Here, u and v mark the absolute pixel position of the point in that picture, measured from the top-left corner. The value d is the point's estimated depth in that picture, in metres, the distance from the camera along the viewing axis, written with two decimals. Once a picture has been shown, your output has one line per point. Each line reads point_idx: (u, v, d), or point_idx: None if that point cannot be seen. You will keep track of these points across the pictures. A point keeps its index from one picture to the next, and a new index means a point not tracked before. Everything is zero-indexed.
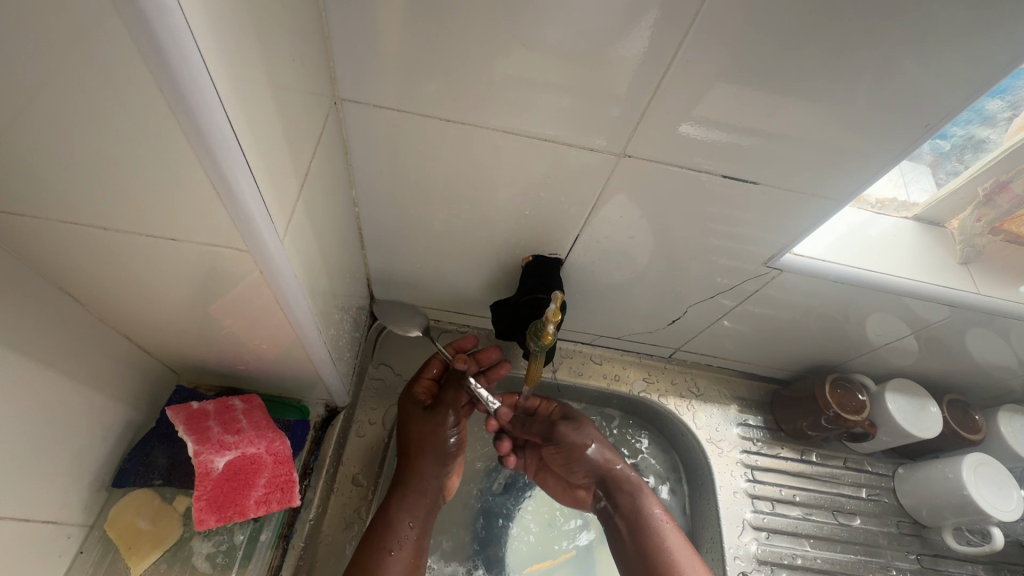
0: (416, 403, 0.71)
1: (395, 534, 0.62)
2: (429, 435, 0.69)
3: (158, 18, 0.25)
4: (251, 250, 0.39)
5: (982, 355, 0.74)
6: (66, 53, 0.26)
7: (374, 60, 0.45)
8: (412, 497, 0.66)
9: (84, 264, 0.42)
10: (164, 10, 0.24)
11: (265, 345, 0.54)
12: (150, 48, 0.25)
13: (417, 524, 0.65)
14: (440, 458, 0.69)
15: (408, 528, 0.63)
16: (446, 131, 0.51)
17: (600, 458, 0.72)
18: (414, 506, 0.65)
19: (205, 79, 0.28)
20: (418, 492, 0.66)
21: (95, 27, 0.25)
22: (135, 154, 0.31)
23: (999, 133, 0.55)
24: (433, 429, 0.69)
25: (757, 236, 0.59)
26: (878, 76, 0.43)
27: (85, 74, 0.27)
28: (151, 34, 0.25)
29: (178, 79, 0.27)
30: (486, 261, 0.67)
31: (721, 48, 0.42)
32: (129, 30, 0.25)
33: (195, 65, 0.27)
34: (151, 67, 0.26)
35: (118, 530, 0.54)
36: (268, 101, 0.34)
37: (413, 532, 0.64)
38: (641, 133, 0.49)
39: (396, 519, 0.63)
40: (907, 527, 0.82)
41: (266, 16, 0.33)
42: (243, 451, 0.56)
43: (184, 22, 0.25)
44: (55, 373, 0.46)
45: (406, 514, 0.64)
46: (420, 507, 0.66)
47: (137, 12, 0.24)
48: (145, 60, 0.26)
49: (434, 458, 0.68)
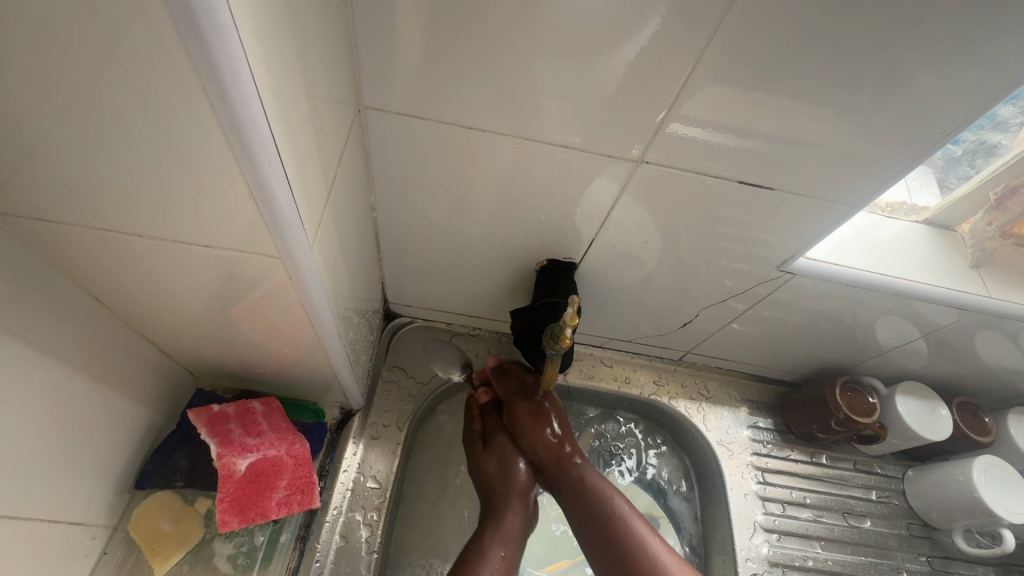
0: (475, 439, 0.73)
1: (490, 560, 0.62)
2: (502, 466, 0.70)
3: (213, 38, 0.25)
4: (281, 256, 0.39)
5: (994, 359, 0.74)
6: (118, 64, 0.26)
7: (398, 68, 0.46)
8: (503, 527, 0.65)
9: (116, 269, 0.43)
10: (220, 30, 0.25)
11: (286, 349, 0.55)
12: (205, 66, 0.26)
13: (509, 552, 0.64)
14: (517, 490, 0.68)
15: (501, 556, 0.63)
16: (465, 137, 0.52)
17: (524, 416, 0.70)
18: (505, 534, 0.65)
19: (251, 88, 0.28)
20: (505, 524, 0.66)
21: (149, 40, 0.25)
22: (176, 163, 0.32)
23: (1010, 138, 0.56)
24: (500, 464, 0.70)
25: (769, 241, 0.60)
26: (895, 82, 0.44)
27: (135, 83, 0.27)
28: (207, 52, 0.26)
29: (224, 88, 0.27)
30: (500, 265, 0.68)
31: (740, 55, 0.43)
32: (183, 42, 0.26)
33: (242, 75, 0.27)
34: (204, 83, 0.27)
35: (141, 531, 0.55)
36: (303, 110, 0.35)
37: (504, 562, 0.63)
38: (659, 139, 0.50)
39: (486, 549, 0.63)
40: (917, 529, 0.82)
41: (301, 26, 0.33)
42: (264, 453, 0.56)
43: (237, 41, 0.26)
44: (84, 375, 0.47)
45: (498, 541, 0.64)
46: (511, 537, 0.65)
47: (195, 31, 0.25)
48: (198, 76, 0.27)
49: (508, 488, 0.68)
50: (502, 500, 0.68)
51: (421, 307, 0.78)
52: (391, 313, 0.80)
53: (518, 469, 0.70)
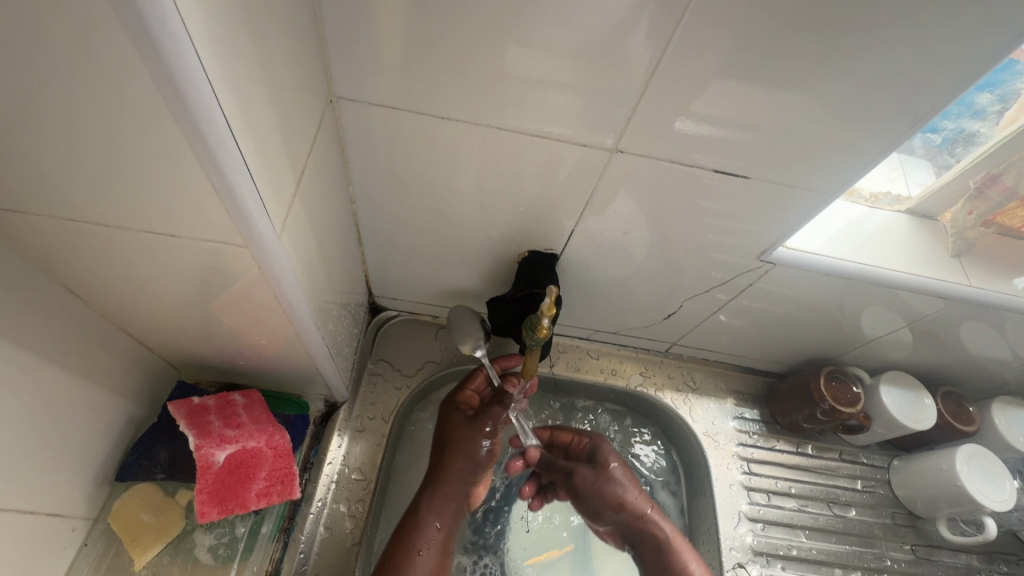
0: (458, 411, 0.73)
1: (424, 535, 0.64)
2: (466, 443, 0.71)
3: (157, 25, 0.25)
4: (249, 247, 0.39)
5: (978, 348, 0.74)
6: (64, 54, 0.26)
7: (370, 59, 0.46)
8: (440, 498, 0.67)
9: (86, 262, 0.43)
10: (163, 16, 0.25)
11: (265, 341, 0.55)
12: (152, 54, 0.26)
13: (444, 524, 0.67)
14: (471, 466, 0.71)
15: (436, 530, 0.65)
16: (440, 127, 0.51)
17: (593, 478, 0.71)
18: (441, 506, 0.67)
19: (200, 73, 0.28)
20: (445, 495, 0.68)
21: (97, 30, 0.25)
22: (136, 154, 0.32)
23: (990, 126, 0.56)
24: (469, 439, 0.71)
25: (750, 231, 0.60)
26: (867, 70, 0.44)
27: (86, 75, 0.27)
28: (152, 40, 0.26)
29: (172, 73, 0.27)
30: (483, 257, 0.68)
31: (711, 42, 0.43)
32: (125, 27, 0.25)
33: (189, 60, 0.27)
34: (152, 72, 0.27)
35: (122, 522, 0.55)
36: (263, 99, 0.35)
37: (438, 533, 0.66)
38: (634, 128, 0.50)
39: (422, 522, 0.65)
40: (902, 518, 0.82)
41: (259, 12, 0.33)
42: (244, 444, 0.57)
43: (181, 27, 0.26)
44: (60, 368, 0.47)
45: (435, 514, 0.66)
46: (447, 509, 0.67)
47: (138, 19, 0.25)
48: (146, 65, 0.27)
49: (466, 465, 0.70)
50: (451, 470, 0.69)
51: (405, 300, 0.78)
52: (377, 306, 0.80)
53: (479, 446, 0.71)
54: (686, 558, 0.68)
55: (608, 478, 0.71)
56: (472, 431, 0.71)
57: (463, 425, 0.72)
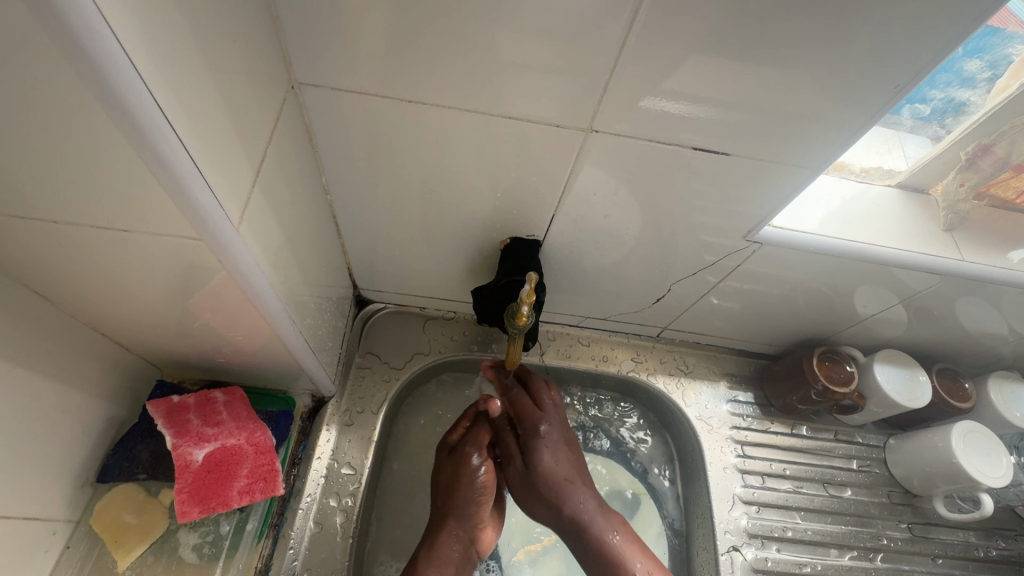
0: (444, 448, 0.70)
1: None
2: (459, 479, 0.66)
3: (76, 21, 0.24)
4: (207, 242, 0.38)
5: (973, 323, 0.73)
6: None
7: (329, 44, 0.44)
8: (439, 552, 0.63)
9: (50, 267, 0.41)
10: (83, 11, 0.24)
11: (242, 338, 0.54)
12: (76, 54, 0.25)
13: None
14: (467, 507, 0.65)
15: None
16: (409, 112, 0.50)
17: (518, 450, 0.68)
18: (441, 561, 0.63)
19: (124, 60, 0.26)
20: (444, 547, 0.64)
21: (18, 31, 0.24)
22: (77, 156, 0.31)
23: (980, 95, 0.54)
24: (455, 476, 0.66)
25: (734, 211, 0.59)
26: (844, 38, 0.42)
27: (4, 76, 0.26)
28: (74, 37, 0.25)
29: (95, 63, 0.26)
30: (464, 246, 0.67)
31: (681, 16, 0.41)
32: (41, 21, 0.24)
33: (112, 48, 0.26)
34: (79, 71, 0.26)
35: (104, 524, 0.55)
36: (205, 85, 0.33)
37: None
38: (608, 107, 0.48)
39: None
40: (899, 496, 0.82)
41: None
42: (222, 442, 0.58)
43: (103, 21, 0.25)
44: (31, 372, 0.46)
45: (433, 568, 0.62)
46: (450, 563, 0.63)
47: (55, 15, 0.24)
48: (72, 66, 0.26)
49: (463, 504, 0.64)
50: (440, 519, 0.65)
51: (391, 292, 0.78)
52: (362, 299, 0.79)
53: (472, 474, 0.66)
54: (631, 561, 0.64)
55: (544, 472, 0.66)
56: (458, 461, 0.67)
57: (449, 462, 0.69)
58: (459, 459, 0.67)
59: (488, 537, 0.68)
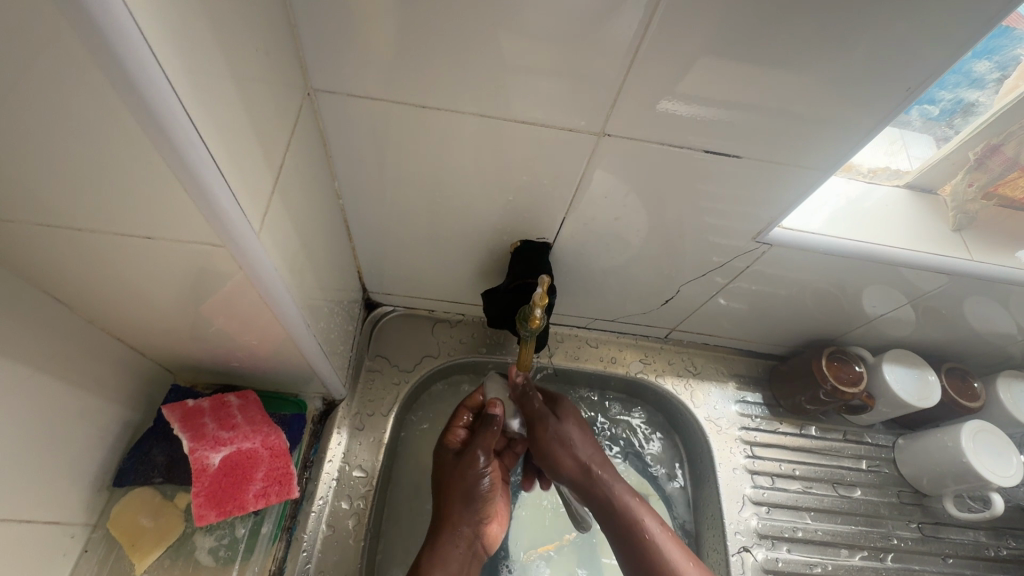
0: (447, 449, 0.71)
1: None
2: (461, 480, 0.67)
3: (111, 31, 0.25)
4: (228, 247, 0.39)
5: (982, 323, 0.73)
6: (14, 66, 0.25)
7: (344, 50, 0.45)
8: (444, 551, 0.64)
9: (70, 273, 0.42)
10: (118, 21, 0.25)
11: (256, 342, 0.55)
12: (110, 63, 0.26)
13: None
14: (472, 504, 0.66)
15: None
16: (422, 117, 0.50)
17: (548, 443, 0.67)
18: (446, 558, 0.64)
19: (155, 68, 0.27)
20: (449, 544, 0.65)
21: (55, 43, 0.25)
22: (104, 162, 0.31)
23: (989, 95, 0.54)
24: (462, 471, 0.67)
25: (743, 212, 0.59)
26: (857, 41, 0.42)
27: (38, 85, 0.26)
28: (109, 48, 0.25)
29: (124, 68, 0.26)
30: (475, 249, 0.67)
31: (695, 20, 0.41)
32: (77, 32, 0.25)
33: (144, 56, 0.26)
34: (113, 81, 0.27)
35: (121, 528, 0.56)
36: (229, 93, 0.34)
37: None
38: (620, 110, 0.49)
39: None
40: (908, 496, 0.82)
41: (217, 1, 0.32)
42: (238, 446, 0.58)
43: (137, 31, 0.26)
44: (50, 377, 0.46)
45: (439, 567, 0.63)
46: (454, 560, 0.64)
47: (92, 27, 0.24)
48: (107, 76, 0.26)
49: (465, 504, 0.66)
50: (447, 517, 0.66)
51: (401, 295, 0.78)
52: (372, 302, 0.80)
53: (476, 479, 0.67)
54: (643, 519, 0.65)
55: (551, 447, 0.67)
56: (462, 465, 0.68)
57: (453, 462, 0.69)
58: (464, 462, 0.68)
59: (490, 534, 0.69)
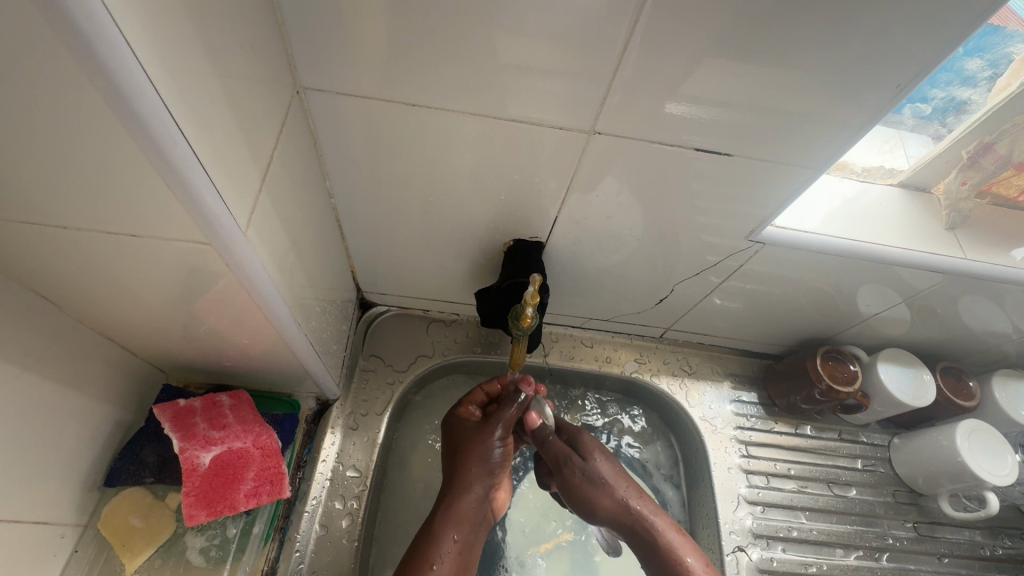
0: (465, 418, 0.70)
1: (440, 546, 0.60)
2: (479, 446, 0.66)
3: (90, 31, 0.25)
4: (215, 246, 0.38)
5: (976, 322, 0.73)
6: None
7: (333, 49, 0.45)
8: (457, 511, 0.63)
9: (58, 272, 0.42)
10: (96, 21, 0.25)
11: (248, 341, 0.54)
12: (90, 64, 0.26)
13: (461, 538, 0.62)
14: (487, 468, 0.66)
15: (452, 542, 0.61)
16: (412, 116, 0.50)
17: (581, 486, 0.68)
18: (459, 518, 0.63)
19: (136, 68, 0.27)
20: (462, 504, 0.64)
21: (34, 43, 0.25)
22: (87, 161, 0.31)
23: (981, 94, 0.54)
24: (480, 438, 0.67)
25: (736, 211, 0.59)
26: (846, 38, 0.42)
27: (17, 84, 0.26)
28: (88, 48, 0.25)
29: (103, 68, 0.26)
30: (467, 248, 0.67)
31: (683, 18, 0.41)
32: (56, 32, 0.24)
33: (123, 55, 0.26)
34: (93, 81, 0.26)
35: (111, 528, 0.55)
36: (213, 90, 0.34)
37: (456, 546, 0.62)
38: (610, 108, 0.49)
39: (439, 535, 0.61)
40: (904, 496, 0.82)
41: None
42: (229, 445, 0.59)
43: (116, 30, 0.25)
44: (39, 377, 0.46)
45: (452, 526, 0.62)
46: (467, 520, 0.63)
47: (71, 27, 0.24)
48: (87, 76, 0.26)
49: (482, 468, 0.65)
50: (463, 478, 0.65)
51: (395, 295, 0.78)
52: (366, 302, 0.79)
53: (493, 445, 0.66)
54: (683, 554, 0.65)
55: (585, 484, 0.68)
56: (482, 432, 0.67)
57: (473, 429, 0.68)
58: (484, 430, 0.67)
59: (499, 498, 0.69)
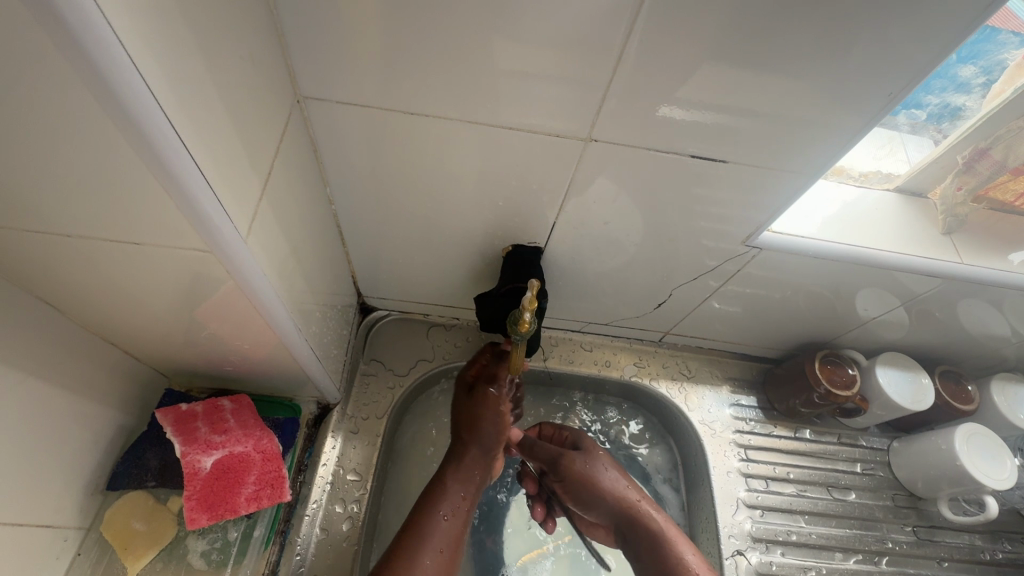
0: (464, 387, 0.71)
1: (447, 502, 0.62)
2: (478, 410, 0.67)
3: (91, 44, 0.25)
4: (216, 253, 0.39)
5: (974, 326, 0.73)
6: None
7: (333, 58, 0.46)
8: (465, 469, 0.65)
9: (63, 278, 0.42)
10: (97, 34, 0.25)
11: (249, 346, 0.55)
12: (91, 75, 0.26)
13: (469, 493, 0.65)
14: (490, 431, 0.66)
15: (459, 497, 0.63)
16: (411, 123, 0.51)
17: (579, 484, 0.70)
18: (465, 476, 0.65)
19: (136, 78, 0.28)
20: (467, 463, 0.66)
21: (37, 56, 0.25)
22: (90, 169, 0.32)
23: (976, 100, 0.54)
24: (480, 404, 0.67)
25: (733, 216, 0.59)
26: (839, 45, 0.43)
27: (22, 96, 0.27)
28: (89, 60, 0.26)
29: (104, 79, 0.27)
30: (467, 253, 0.68)
31: (677, 25, 0.42)
32: (57, 45, 0.25)
33: (123, 67, 0.27)
34: (94, 91, 0.27)
35: (113, 531, 0.56)
36: (213, 100, 0.34)
37: (464, 501, 0.64)
38: (606, 115, 0.49)
39: (446, 491, 0.63)
40: (903, 500, 0.82)
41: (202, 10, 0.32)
42: (230, 450, 0.59)
43: (115, 42, 0.26)
44: (42, 381, 0.47)
45: (458, 484, 0.64)
46: (473, 479, 0.65)
47: (71, 40, 0.25)
48: (88, 86, 0.27)
49: (485, 431, 0.66)
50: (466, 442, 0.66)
51: (395, 300, 0.78)
52: (367, 306, 0.80)
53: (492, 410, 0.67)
54: (681, 549, 0.65)
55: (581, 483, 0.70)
56: (481, 397, 0.68)
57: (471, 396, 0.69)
58: (482, 395, 0.68)
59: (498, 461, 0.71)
